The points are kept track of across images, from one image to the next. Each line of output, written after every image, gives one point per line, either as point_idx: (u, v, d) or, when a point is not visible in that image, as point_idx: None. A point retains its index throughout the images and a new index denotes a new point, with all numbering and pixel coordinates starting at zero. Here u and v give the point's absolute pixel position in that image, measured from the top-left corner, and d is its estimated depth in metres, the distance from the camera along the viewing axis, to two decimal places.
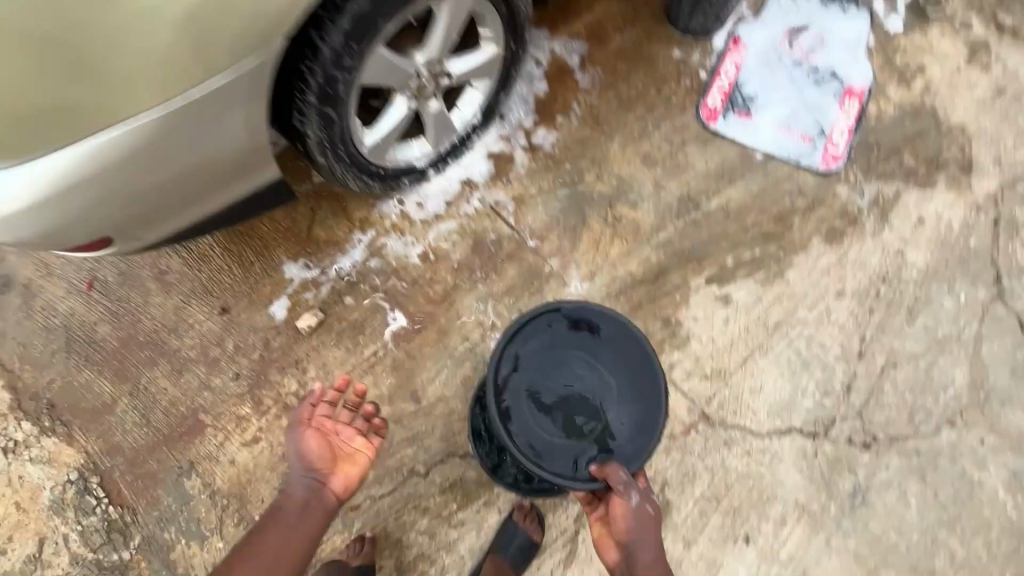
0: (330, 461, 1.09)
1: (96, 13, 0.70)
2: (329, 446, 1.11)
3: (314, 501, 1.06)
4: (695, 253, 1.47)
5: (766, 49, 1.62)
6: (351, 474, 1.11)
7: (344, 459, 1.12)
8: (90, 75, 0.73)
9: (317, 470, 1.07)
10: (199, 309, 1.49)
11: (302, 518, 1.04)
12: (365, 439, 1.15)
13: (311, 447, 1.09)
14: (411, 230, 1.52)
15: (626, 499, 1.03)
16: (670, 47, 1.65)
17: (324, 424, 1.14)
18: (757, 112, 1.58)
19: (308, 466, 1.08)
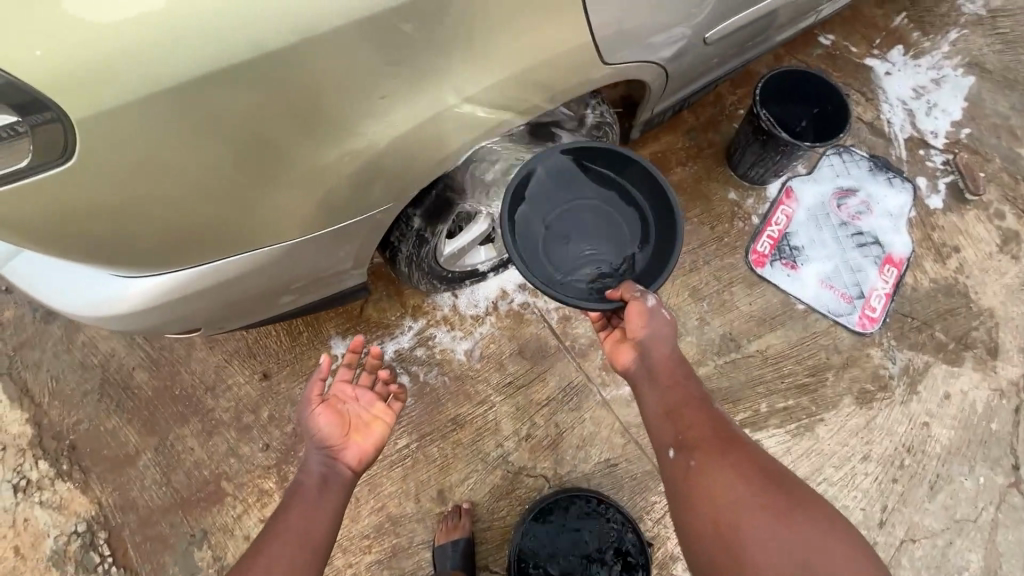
0: (342, 434, 1.02)
1: (272, 171, 0.77)
2: (341, 416, 1.04)
3: (331, 477, 0.98)
4: (731, 394, 1.53)
5: (815, 206, 1.74)
6: (371, 441, 1.04)
7: (364, 430, 1.05)
8: (252, 213, 0.80)
9: (330, 445, 1.00)
10: (240, 370, 1.49)
11: (322, 499, 0.95)
12: (384, 407, 1.10)
13: (322, 424, 1.00)
14: (460, 325, 1.54)
15: (643, 301, 0.96)
16: (726, 188, 1.76)
17: (338, 399, 1.06)
18: (802, 264, 1.67)
19: (320, 443, 1.00)
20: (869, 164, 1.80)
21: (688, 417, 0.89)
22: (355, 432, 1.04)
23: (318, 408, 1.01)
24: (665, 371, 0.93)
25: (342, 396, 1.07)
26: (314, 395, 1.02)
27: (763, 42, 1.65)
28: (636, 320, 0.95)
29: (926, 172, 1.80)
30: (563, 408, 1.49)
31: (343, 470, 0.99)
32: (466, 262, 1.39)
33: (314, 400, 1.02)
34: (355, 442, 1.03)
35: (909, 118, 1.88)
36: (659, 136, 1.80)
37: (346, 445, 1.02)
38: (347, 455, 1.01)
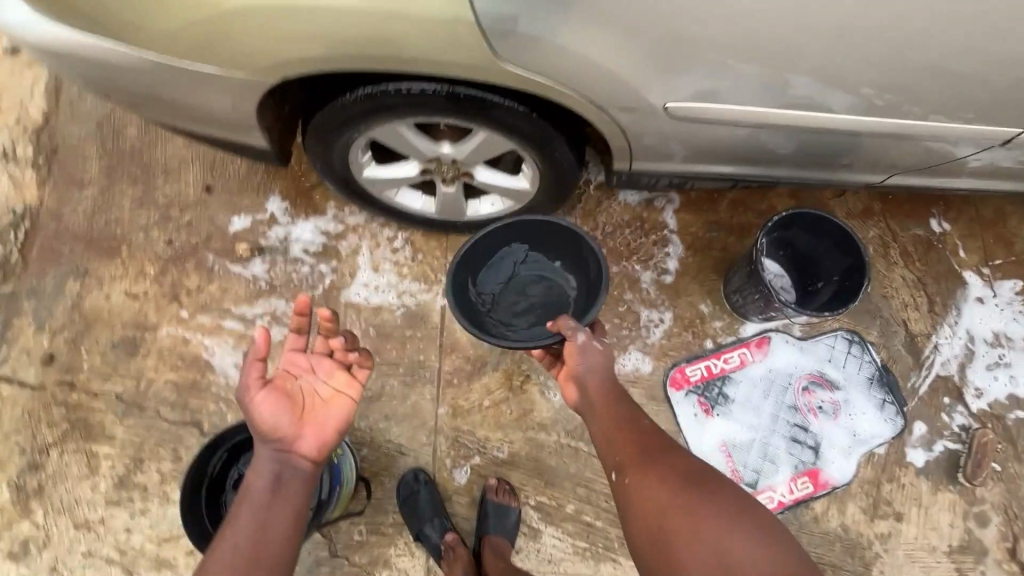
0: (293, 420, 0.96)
1: None
2: (290, 400, 0.97)
3: (286, 472, 0.94)
4: (549, 474, 1.42)
5: (779, 372, 1.51)
6: (330, 424, 1.00)
7: (320, 410, 1.00)
8: (134, 16, 0.88)
9: (281, 437, 0.94)
10: (195, 174, 1.64)
11: (280, 496, 0.92)
12: (345, 377, 1.06)
13: (269, 414, 0.94)
14: (374, 253, 1.56)
15: (575, 340, 1.04)
16: (703, 298, 1.57)
17: (290, 378, 1.00)
18: (718, 413, 1.47)
19: (270, 435, 0.94)
20: (872, 372, 1.51)
21: (636, 471, 0.94)
22: (309, 415, 0.99)
23: (260, 394, 0.94)
24: (603, 414, 1.02)
25: (296, 371, 1.02)
26: (251, 383, 0.94)
27: (836, 175, 1.41)
28: (577, 356, 1.05)
29: (932, 422, 1.48)
30: (398, 377, 1.48)
31: (300, 461, 0.96)
32: (393, 197, 1.39)
33: (254, 385, 0.95)
34: (309, 426, 0.98)
35: (963, 358, 1.53)
36: (678, 210, 1.63)
37: (300, 431, 0.97)
38: (303, 444, 0.97)
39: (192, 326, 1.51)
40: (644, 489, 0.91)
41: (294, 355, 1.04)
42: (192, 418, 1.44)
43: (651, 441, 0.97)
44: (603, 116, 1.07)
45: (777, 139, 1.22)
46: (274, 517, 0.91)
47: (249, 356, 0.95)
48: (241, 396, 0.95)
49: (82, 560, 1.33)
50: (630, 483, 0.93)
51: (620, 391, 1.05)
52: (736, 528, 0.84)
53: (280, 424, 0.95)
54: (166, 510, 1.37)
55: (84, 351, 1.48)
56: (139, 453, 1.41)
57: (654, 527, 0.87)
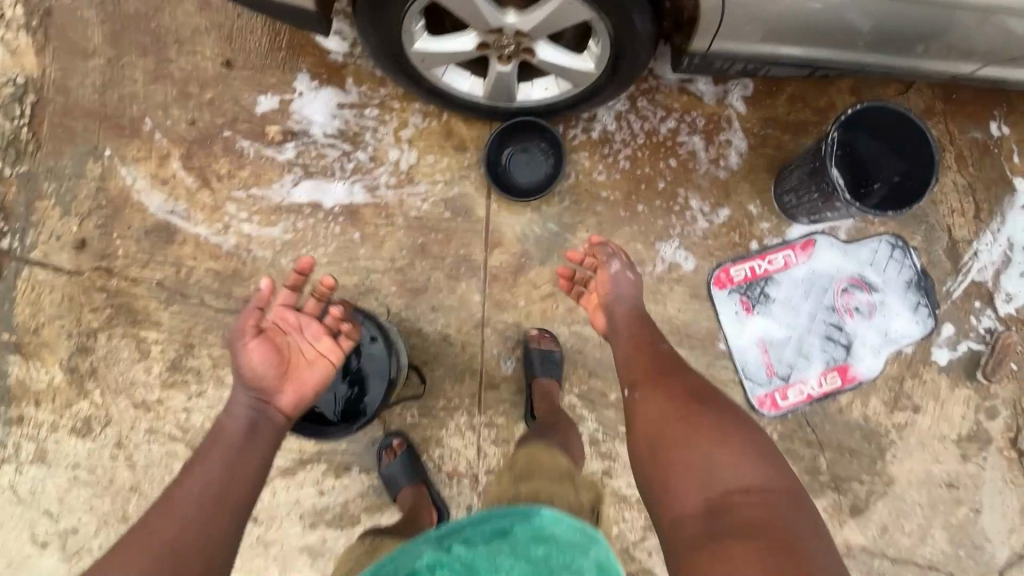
0: (278, 372, 1.03)
1: None
2: (277, 352, 1.05)
3: (260, 419, 1.01)
4: (592, 365, 1.46)
5: (821, 274, 1.52)
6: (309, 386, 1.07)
7: (304, 368, 1.08)
8: None
9: (261, 383, 1.02)
10: (212, 46, 1.48)
11: (250, 439, 0.98)
12: (326, 342, 1.11)
13: (258, 359, 1.02)
14: (414, 140, 1.48)
15: (608, 265, 1.33)
16: (753, 198, 1.53)
17: (281, 334, 1.07)
18: (758, 312, 1.50)
19: (251, 381, 1.02)
20: (911, 276, 1.53)
21: (646, 390, 1.12)
22: (291, 374, 1.06)
23: (251, 342, 1.02)
24: (632, 349, 1.21)
25: (287, 325, 1.10)
26: (248, 328, 1.03)
27: (919, 66, 1.31)
28: (611, 284, 1.31)
29: (960, 324, 1.53)
30: (443, 271, 1.46)
31: (274, 412, 1.03)
32: (442, 76, 1.29)
33: (249, 331, 1.03)
34: (289, 381, 1.05)
35: (1000, 264, 1.55)
36: (733, 107, 1.55)
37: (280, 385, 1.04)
38: (282, 398, 1.04)
39: (228, 213, 1.45)
40: (651, 411, 1.08)
41: (285, 312, 1.11)
42: (238, 306, 1.43)
43: (680, 400, 1.07)
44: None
45: (870, 15, 1.12)
46: (242, 462, 0.94)
47: (251, 303, 1.04)
48: (234, 340, 1.03)
49: (145, 436, 1.39)
50: (644, 402, 1.11)
51: (648, 333, 1.24)
52: (748, 463, 0.95)
53: (263, 374, 1.02)
54: (222, 392, 1.40)
55: (116, 237, 1.43)
56: (189, 339, 1.42)
57: (655, 445, 1.03)
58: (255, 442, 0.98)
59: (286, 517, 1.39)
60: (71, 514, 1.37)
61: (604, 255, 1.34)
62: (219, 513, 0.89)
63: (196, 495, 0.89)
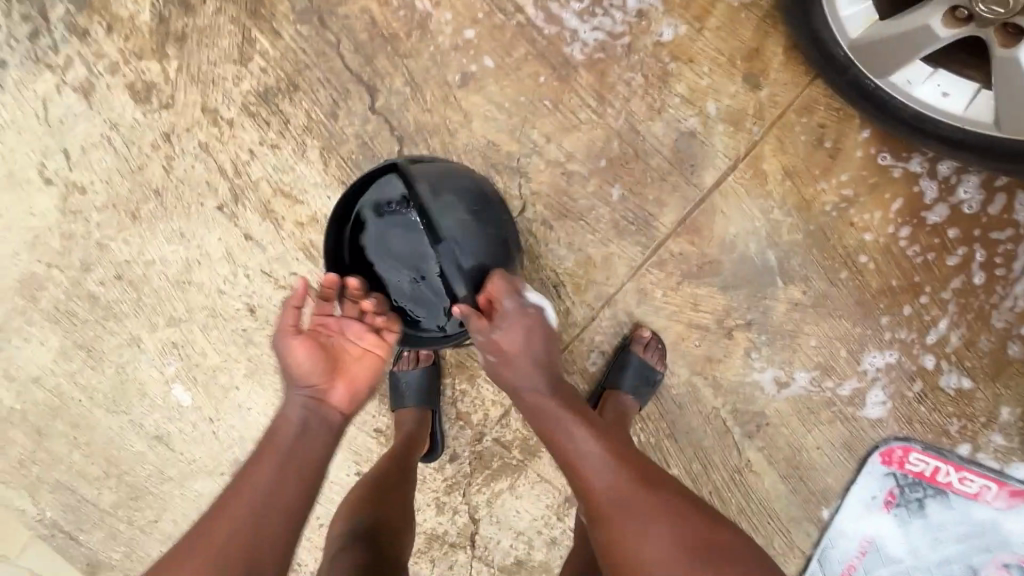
0: (325, 372, 0.81)
1: None
2: (322, 352, 0.82)
3: (314, 422, 0.80)
4: (679, 426, 1.14)
5: (1000, 533, 1.13)
6: (361, 384, 0.85)
7: (351, 363, 0.85)
8: None
9: (311, 384, 0.80)
10: None
11: (307, 445, 0.78)
12: (365, 331, 0.87)
13: (304, 359, 0.80)
14: (699, 34, 1.01)
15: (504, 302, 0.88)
16: (1014, 400, 1.09)
17: (325, 330, 0.85)
18: (894, 512, 1.15)
19: (302, 381, 0.80)
20: None
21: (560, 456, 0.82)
22: (343, 370, 0.83)
23: (295, 339, 0.80)
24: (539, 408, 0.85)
25: (326, 329, 0.85)
26: (286, 329, 0.81)
27: None
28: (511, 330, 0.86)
29: None
30: (612, 212, 1.08)
31: (330, 411, 0.81)
32: None
33: (287, 333, 0.81)
34: (343, 381, 0.83)
35: None
36: None
37: (333, 382, 0.82)
38: (335, 394, 0.82)
39: None
40: (570, 443, 0.82)
41: (320, 307, 0.86)
42: (369, 80, 1.07)
43: (625, 455, 0.82)
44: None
45: None
46: (303, 450, 0.77)
47: (286, 298, 0.81)
48: (275, 340, 0.82)
49: (196, 149, 1.12)
50: (577, 447, 0.81)
51: (539, 355, 0.87)
52: (664, 521, 0.75)
53: (312, 371, 0.81)
54: (296, 160, 1.11)
55: None
56: (299, 77, 1.08)
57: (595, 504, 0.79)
58: (286, 469, 0.75)
59: None
60: (84, 170, 1.14)
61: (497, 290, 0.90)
62: (265, 533, 0.71)
63: (243, 522, 0.71)
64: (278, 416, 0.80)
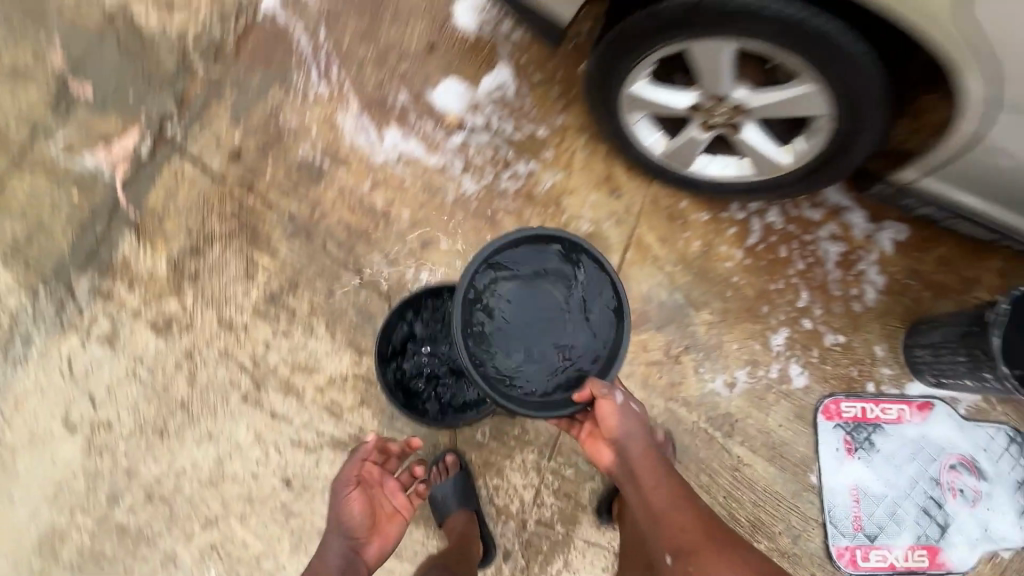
0: (367, 527, 1.03)
1: None
2: (371, 504, 1.05)
3: (349, 569, 0.97)
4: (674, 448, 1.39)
5: (931, 442, 1.44)
6: (388, 543, 1.05)
7: (387, 521, 1.07)
8: None
9: (354, 534, 1.01)
10: (422, 27, 1.50)
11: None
12: (398, 497, 1.10)
13: (354, 511, 1.03)
14: (572, 172, 1.48)
15: (613, 397, 1.05)
16: (880, 341, 1.49)
17: (371, 480, 1.09)
18: (858, 457, 1.41)
19: (347, 530, 1.01)
20: None
21: (677, 538, 0.93)
22: (380, 524, 1.06)
23: (353, 489, 1.05)
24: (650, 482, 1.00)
25: (372, 480, 1.09)
26: (348, 480, 1.06)
27: None
28: (616, 418, 1.05)
29: None
30: None
31: (360, 564, 1.00)
32: (636, 125, 1.32)
33: (349, 483, 1.05)
34: (377, 535, 1.04)
35: None
36: (884, 243, 1.52)
37: (369, 537, 1.03)
38: (369, 547, 1.02)
39: (380, 176, 1.44)
40: (659, 487, 0.99)
41: (374, 467, 1.11)
42: (354, 265, 1.40)
43: (699, 502, 0.99)
44: (945, 54, 0.93)
45: None
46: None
47: (360, 453, 1.10)
48: (337, 487, 1.06)
49: (216, 357, 1.32)
50: (678, 518, 0.95)
51: (648, 441, 1.07)
52: None
53: (358, 524, 1.02)
54: (307, 341, 1.35)
55: (272, 163, 1.44)
56: (298, 277, 1.39)
57: (693, 549, 0.92)
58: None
59: (319, 494, 1.27)
60: (109, 407, 1.28)
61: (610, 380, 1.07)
62: None
63: None
64: (320, 558, 0.99)
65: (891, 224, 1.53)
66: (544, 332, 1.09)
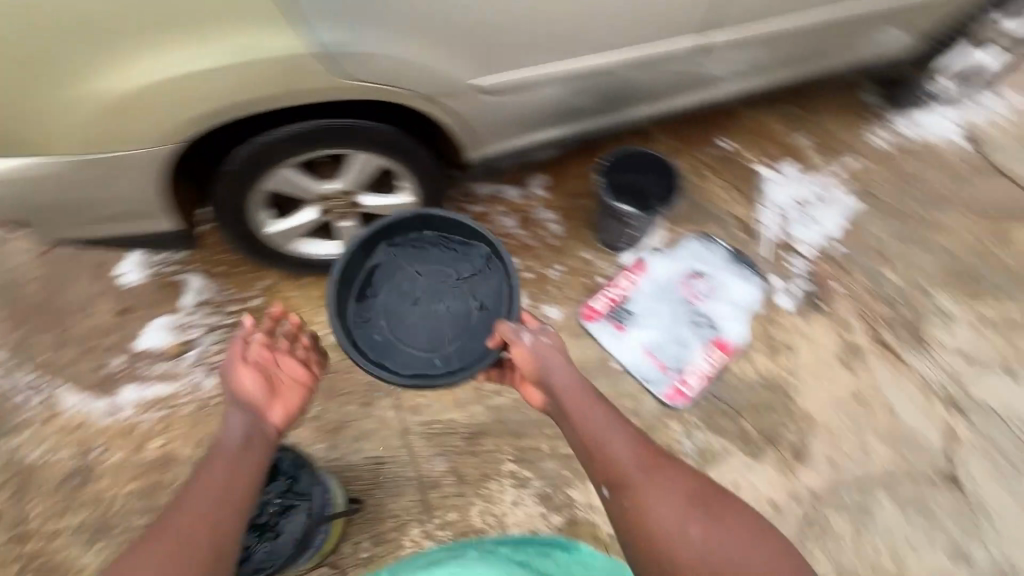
0: (264, 392, 1.04)
1: (65, 115, 1.11)
2: (265, 377, 1.06)
3: (257, 433, 0.97)
4: (516, 429, 1.57)
5: (661, 280, 1.83)
6: (281, 415, 1.04)
7: (282, 389, 1.07)
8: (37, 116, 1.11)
9: (255, 401, 1.01)
10: (104, 301, 1.66)
11: (247, 455, 0.93)
12: (298, 369, 1.12)
13: (245, 380, 1.03)
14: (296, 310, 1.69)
15: (524, 340, 1.12)
16: (585, 248, 1.87)
17: (269, 365, 1.09)
18: (629, 327, 1.74)
19: (246, 402, 1.00)
20: (727, 254, 1.88)
21: (616, 475, 0.96)
22: (276, 397, 1.05)
23: (241, 367, 1.04)
24: (580, 414, 1.02)
25: (266, 364, 1.09)
26: (243, 356, 1.07)
27: (637, 112, 1.78)
28: (534, 359, 1.10)
29: (783, 274, 1.86)
30: (355, 402, 1.57)
31: (267, 426, 1.00)
32: (301, 248, 1.62)
33: (237, 353, 1.06)
34: (276, 404, 1.04)
35: (783, 223, 1.96)
36: (538, 192, 1.96)
37: (268, 409, 1.03)
38: (272, 413, 1.03)
39: (146, 433, 1.54)
40: (593, 420, 1.01)
41: (264, 350, 1.10)
42: None
43: (638, 435, 1.02)
44: (406, 96, 1.28)
45: (584, 93, 1.58)
46: (247, 456, 0.92)
47: (238, 337, 1.10)
48: (225, 374, 1.05)
49: None
50: (608, 452, 0.98)
51: (574, 373, 1.09)
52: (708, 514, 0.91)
53: (250, 400, 1.01)
54: None
55: (43, 499, 1.47)
56: None
57: (625, 480, 0.95)
58: (182, 542, 0.81)
59: None
60: None
61: (520, 328, 1.14)
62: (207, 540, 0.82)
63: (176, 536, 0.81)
64: (222, 430, 0.96)
65: (531, 178, 1.98)
66: (426, 310, 1.31)
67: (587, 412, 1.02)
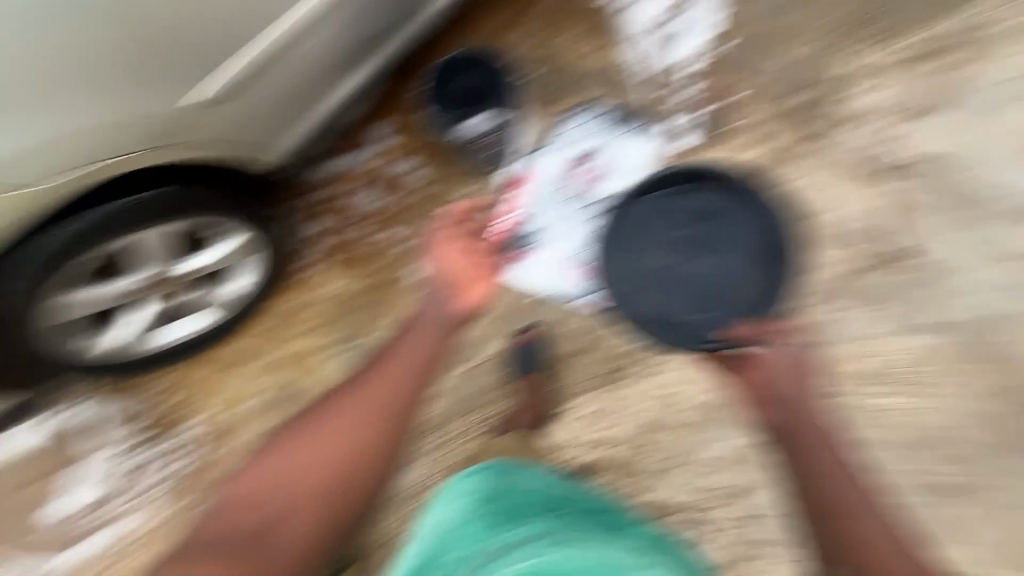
0: (457, 276, 1.13)
1: None
2: (461, 265, 1.15)
3: (439, 318, 1.07)
4: (474, 402, 1.53)
5: (555, 180, 1.62)
6: (480, 288, 1.12)
7: (475, 276, 1.14)
8: None
9: (448, 286, 1.11)
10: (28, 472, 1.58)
11: (422, 339, 1.05)
12: (487, 264, 1.17)
13: (445, 262, 1.15)
14: (213, 390, 1.60)
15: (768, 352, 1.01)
16: (465, 181, 1.64)
17: (461, 247, 1.18)
18: (542, 249, 1.56)
19: (443, 281, 1.13)
20: (614, 116, 1.64)
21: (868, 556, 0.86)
22: (466, 278, 1.13)
23: (444, 247, 1.17)
24: (827, 471, 0.92)
25: (461, 251, 1.17)
26: (447, 237, 1.18)
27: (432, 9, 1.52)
28: (778, 379, 0.99)
29: (682, 107, 1.61)
30: None
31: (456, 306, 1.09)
32: (172, 338, 1.47)
33: (442, 239, 1.18)
34: (470, 283, 1.12)
35: (664, 44, 1.65)
36: (390, 141, 1.68)
37: (464, 291, 1.11)
38: (463, 298, 1.10)
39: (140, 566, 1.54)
40: (836, 475, 0.92)
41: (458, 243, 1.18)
42: None
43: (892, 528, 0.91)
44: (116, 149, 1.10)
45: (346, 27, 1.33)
46: (417, 348, 1.03)
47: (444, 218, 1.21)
48: (434, 245, 1.20)
49: None
50: (855, 520, 0.89)
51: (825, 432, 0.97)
52: None
53: (445, 270, 1.14)
54: None
55: None
56: None
57: (869, 559, 0.86)
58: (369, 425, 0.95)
59: None
60: None
61: (773, 342, 1.02)
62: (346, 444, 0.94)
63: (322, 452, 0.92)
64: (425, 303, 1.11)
65: (373, 132, 1.69)
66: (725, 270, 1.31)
67: (837, 476, 0.92)
